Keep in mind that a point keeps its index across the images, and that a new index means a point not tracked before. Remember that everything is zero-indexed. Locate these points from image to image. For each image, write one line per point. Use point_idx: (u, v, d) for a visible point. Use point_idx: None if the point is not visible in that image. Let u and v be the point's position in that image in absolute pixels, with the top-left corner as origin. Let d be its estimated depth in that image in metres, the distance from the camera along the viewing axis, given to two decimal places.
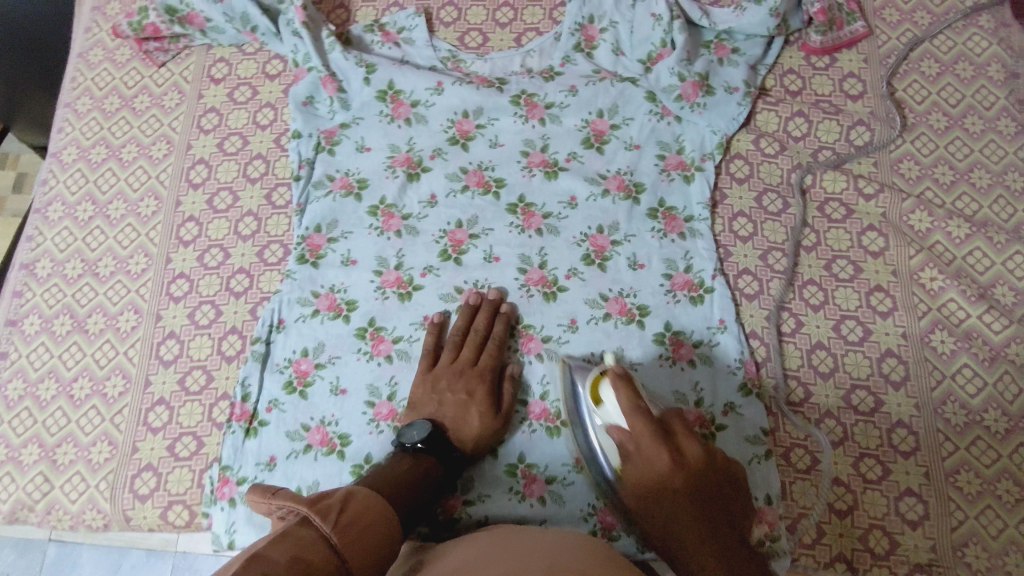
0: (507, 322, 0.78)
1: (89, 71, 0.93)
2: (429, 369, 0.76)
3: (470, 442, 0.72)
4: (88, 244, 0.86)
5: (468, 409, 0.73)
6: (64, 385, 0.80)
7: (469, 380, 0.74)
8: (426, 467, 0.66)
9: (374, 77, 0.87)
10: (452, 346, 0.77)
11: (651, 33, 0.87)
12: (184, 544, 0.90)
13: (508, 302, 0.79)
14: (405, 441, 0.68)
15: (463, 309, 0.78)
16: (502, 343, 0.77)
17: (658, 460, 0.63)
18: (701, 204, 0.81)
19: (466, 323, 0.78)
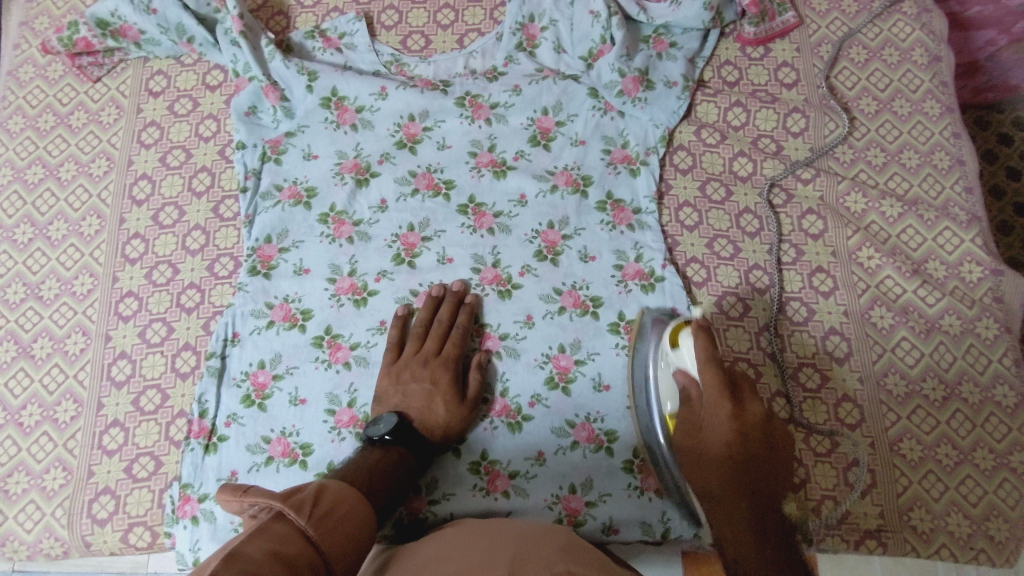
0: (470, 312, 0.79)
1: (21, 89, 0.90)
2: (393, 363, 0.76)
3: (438, 431, 0.72)
4: (29, 266, 0.83)
5: (433, 400, 0.73)
6: (12, 413, 0.78)
7: (434, 369, 0.74)
8: (395, 458, 0.67)
9: (317, 84, 0.86)
10: (415, 339, 0.77)
11: (591, 31, 0.87)
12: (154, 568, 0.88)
13: (472, 292, 0.80)
14: (373, 433, 0.68)
15: (426, 302, 0.79)
16: (466, 331, 0.77)
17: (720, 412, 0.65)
18: (647, 196, 0.83)
19: (429, 316, 0.78)
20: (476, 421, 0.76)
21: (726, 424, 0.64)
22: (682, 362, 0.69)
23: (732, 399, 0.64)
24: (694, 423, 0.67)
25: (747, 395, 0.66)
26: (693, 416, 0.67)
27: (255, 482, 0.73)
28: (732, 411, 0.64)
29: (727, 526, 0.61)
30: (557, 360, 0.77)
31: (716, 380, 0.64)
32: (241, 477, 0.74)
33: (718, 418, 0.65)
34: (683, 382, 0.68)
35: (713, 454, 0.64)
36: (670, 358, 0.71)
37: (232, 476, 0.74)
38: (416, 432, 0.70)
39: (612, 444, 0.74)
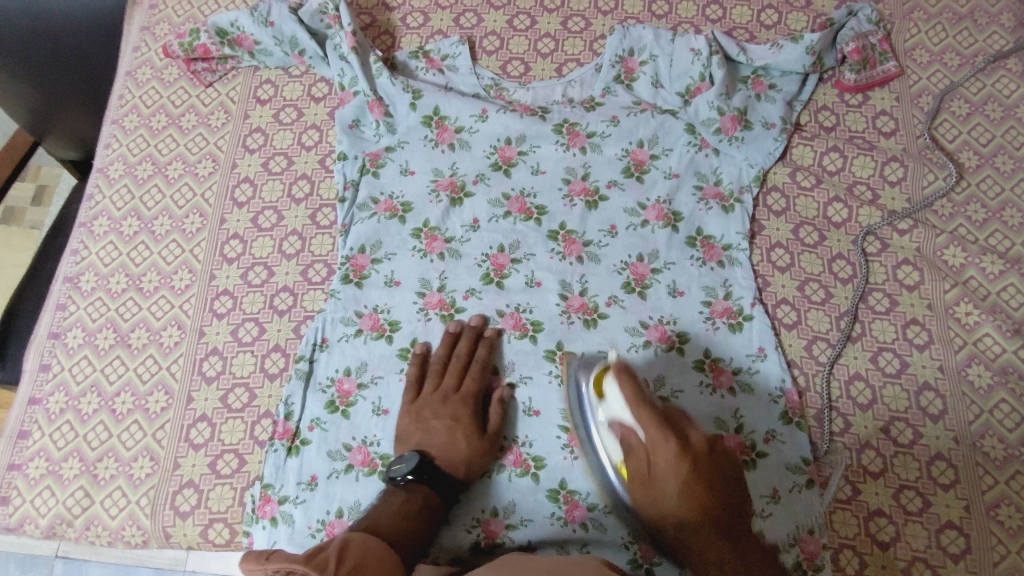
0: (490, 346, 0.79)
1: (137, 89, 0.95)
2: (415, 398, 0.77)
3: (461, 467, 0.72)
4: (133, 258, 0.86)
5: (455, 435, 0.73)
6: (106, 399, 0.80)
7: (454, 405, 0.75)
8: (419, 500, 0.68)
9: (420, 102, 0.89)
10: (435, 374, 0.78)
11: (689, 68, 0.89)
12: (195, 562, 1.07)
13: (498, 328, 0.81)
14: (396, 474, 0.70)
15: (443, 337, 0.80)
16: (485, 365, 0.78)
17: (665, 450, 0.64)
18: (740, 234, 0.83)
19: (447, 351, 0.79)
20: (500, 451, 0.76)
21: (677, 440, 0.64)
22: (614, 410, 0.70)
23: (694, 473, 0.64)
24: (656, 488, 0.66)
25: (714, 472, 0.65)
26: (652, 486, 0.66)
27: (333, 489, 0.74)
28: (685, 476, 0.64)
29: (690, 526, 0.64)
30: None
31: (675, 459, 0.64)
32: (320, 483, 0.74)
33: (671, 448, 0.64)
34: (621, 432, 0.69)
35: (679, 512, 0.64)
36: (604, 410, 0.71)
37: (312, 481, 0.74)
38: (440, 469, 0.71)
39: None
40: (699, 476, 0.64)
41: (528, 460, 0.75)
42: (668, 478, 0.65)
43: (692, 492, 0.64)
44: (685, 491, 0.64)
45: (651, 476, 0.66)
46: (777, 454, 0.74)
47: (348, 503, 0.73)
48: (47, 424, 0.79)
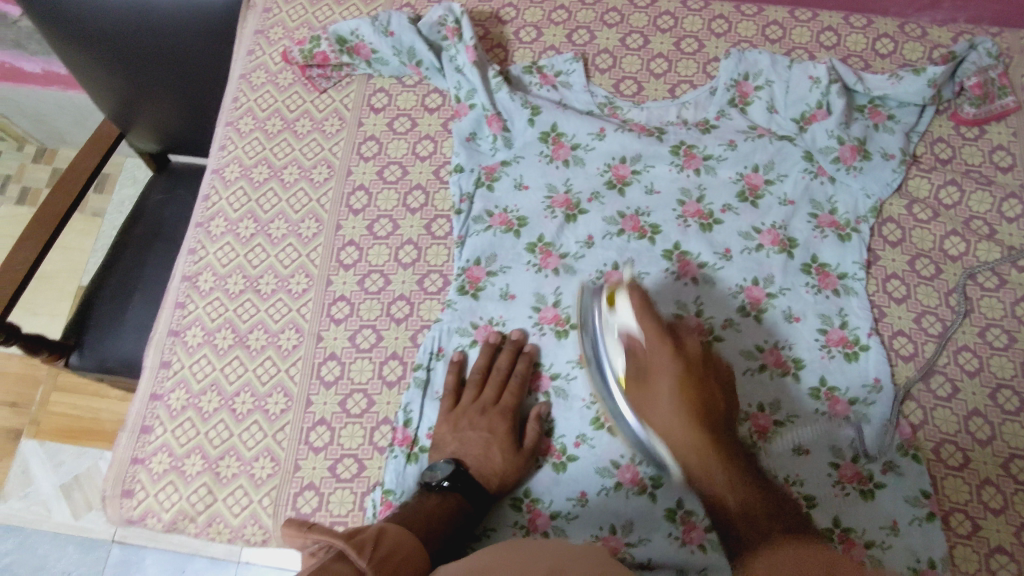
0: (529, 361, 0.80)
1: (252, 92, 0.96)
2: (452, 407, 0.78)
3: (495, 480, 0.73)
4: (250, 260, 0.87)
5: (490, 447, 0.74)
6: (226, 398, 0.81)
7: (492, 418, 0.76)
8: (452, 505, 0.69)
9: (538, 119, 0.90)
10: (474, 385, 0.79)
11: (807, 95, 0.89)
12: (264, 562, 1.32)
13: (531, 342, 0.82)
14: (431, 480, 0.71)
15: (483, 348, 0.81)
16: (524, 380, 0.79)
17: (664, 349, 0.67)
18: (856, 263, 0.84)
19: (487, 363, 0.80)
20: (533, 468, 0.77)
21: (681, 387, 0.65)
22: (623, 320, 0.71)
23: (696, 383, 0.66)
24: (654, 393, 0.67)
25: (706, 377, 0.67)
26: (651, 390, 0.67)
27: None
28: (679, 380, 0.66)
29: (716, 475, 0.62)
30: (755, 418, 0.78)
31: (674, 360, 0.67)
32: None
33: (671, 370, 0.66)
34: (628, 341, 0.70)
35: (692, 449, 0.64)
36: (614, 320, 0.73)
37: None
38: (475, 479, 0.72)
39: (810, 510, 0.74)
40: (693, 379, 0.66)
41: (644, 478, 0.75)
42: (666, 375, 0.66)
43: (692, 413, 0.65)
44: (679, 392, 0.65)
45: (653, 385, 0.67)
46: (896, 486, 0.74)
47: None
48: (170, 420, 0.81)
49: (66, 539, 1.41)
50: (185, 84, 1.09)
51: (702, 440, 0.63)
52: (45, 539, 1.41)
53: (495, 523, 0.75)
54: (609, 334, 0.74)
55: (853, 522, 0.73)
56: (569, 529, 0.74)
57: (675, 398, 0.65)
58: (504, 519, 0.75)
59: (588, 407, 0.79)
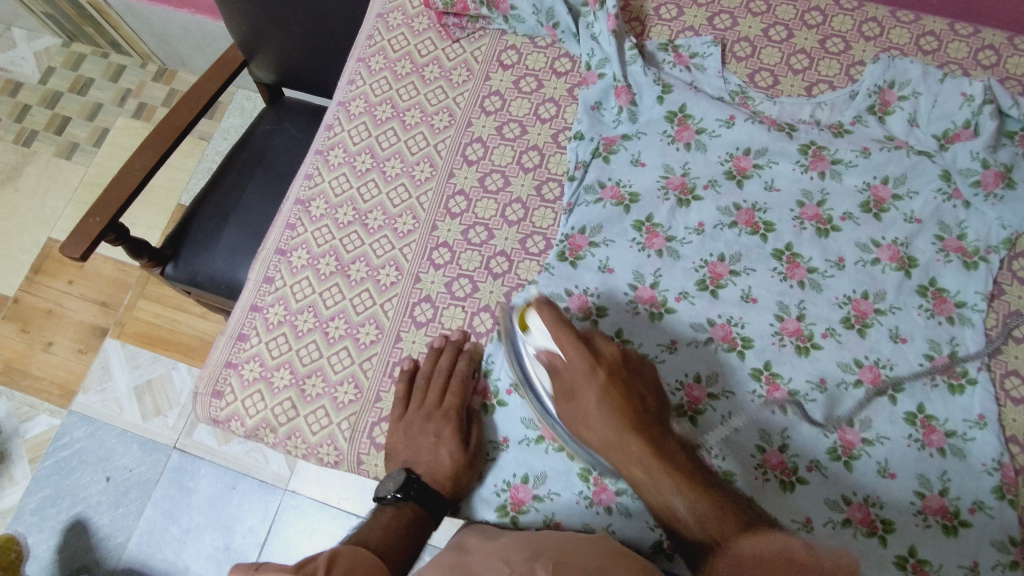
0: (470, 359, 0.80)
1: (387, 32, 0.99)
2: (400, 416, 0.77)
3: (449, 483, 0.73)
4: (362, 194, 0.90)
5: (439, 450, 0.73)
6: (321, 321, 0.84)
7: (437, 422, 0.75)
8: (407, 517, 0.71)
9: (668, 97, 0.89)
10: (419, 390, 0.78)
11: (955, 112, 0.85)
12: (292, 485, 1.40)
13: (570, 312, 0.82)
14: (386, 492, 0.73)
15: (428, 352, 0.80)
16: (464, 378, 0.78)
17: (594, 418, 0.66)
18: (978, 293, 0.80)
19: (432, 366, 0.79)
20: None
21: (608, 398, 0.66)
22: (540, 341, 0.70)
23: (615, 381, 0.67)
24: (582, 411, 0.67)
25: (628, 386, 0.67)
26: (579, 404, 0.67)
27: (522, 454, 0.76)
28: (605, 390, 0.66)
29: (638, 467, 0.63)
30: (843, 432, 0.76)
31: (597, 381, 0.67)
32: (512, 446, 0.76)
33: (596, 386, 0.66)
34: (547, 358, 0.70)
35: (612, 444, 0.65)
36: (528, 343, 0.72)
37: (504, 442, 0.77)
38: (426, 483, 0.73)
39: (887, 535, 0.71)
40: (611, 379, 0.67)
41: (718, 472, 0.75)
42: (592, 390, 0.66)
43: (617, 403, 0.66)
44: (609, 405, 0.65)
45: (583, 405, 0.67)
46: (982, 527, 0.71)
47: (535, 471, 0.75)
48: (266, 332, 0.84)
49: (131, 437, 1.48)
50: (319, 22, 1.13)
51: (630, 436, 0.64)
52: (112, 434, 1.49)
53: (563, 488, 0.74)
54: (532, 356, 0.73)
55: (930, 554, 0.70)
56: (634, 507, 0.72)
57: (603, 394, 0.66)
58: (570, 487, 0.74)
59: (672, 393, 0.78)
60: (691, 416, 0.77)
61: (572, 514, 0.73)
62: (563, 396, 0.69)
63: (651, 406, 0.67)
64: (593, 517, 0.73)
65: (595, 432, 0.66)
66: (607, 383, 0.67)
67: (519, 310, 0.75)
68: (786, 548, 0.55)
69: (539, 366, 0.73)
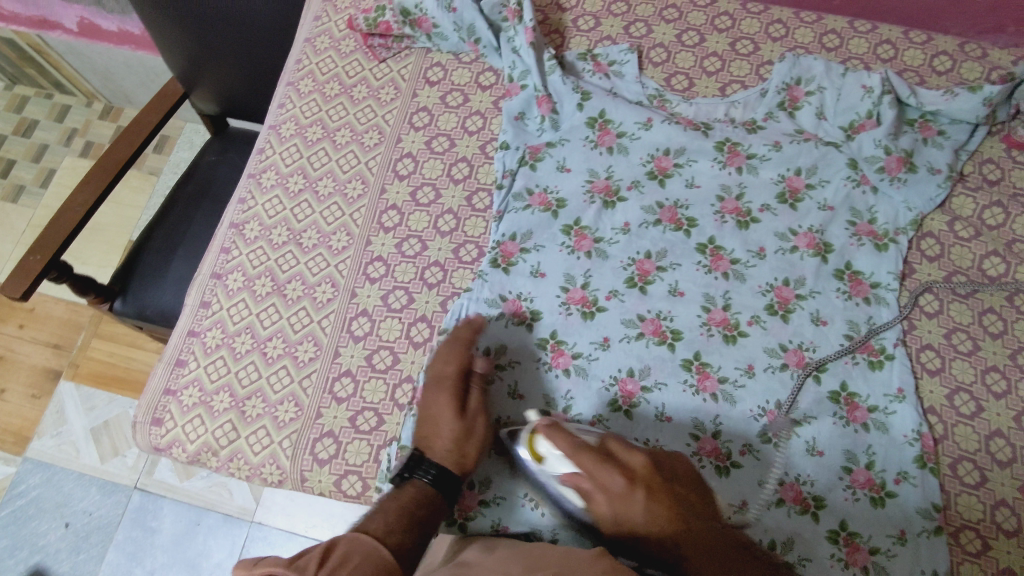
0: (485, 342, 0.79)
1: (316, 56, 1.01)
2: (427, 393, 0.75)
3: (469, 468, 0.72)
4: (296, 214, 0.92)
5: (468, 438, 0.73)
6: (259, 342, 0.84)
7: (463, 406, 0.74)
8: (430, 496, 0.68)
9: (588, 104, 0.92)
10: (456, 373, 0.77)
11: (858, 103, 0.89)
12: (260, 518, 1.39)
13: (505, 317, 0.83)
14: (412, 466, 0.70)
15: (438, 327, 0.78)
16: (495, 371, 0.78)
17: (613, 507, 0.62)
18: (890, 273, 0.83)
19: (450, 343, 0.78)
20: None
21: (669, 515, 0.61)
22: (556, 468, 0.67)
23: (648, 485, 0.63)
24: (625, 522, 0.62)
25: (660, 476, 0.64)
26: (627, 520, 0.62)
27: None
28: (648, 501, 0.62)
29: (672, 543, 0.61)
30: (772, 415, 0.78)
31: (652, 503, 0.62)
32: None
33: (638, 506, 0.61)
34: (573, 482, 0.65)
35: (674, 546, 0.61)
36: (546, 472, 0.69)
37: None
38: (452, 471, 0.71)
39: (819, 511, 0.73)
40: (636, 478, 0.63)
41: None
42: (640, 506, 0.62)
43: (671, 515, 0.61)
44: (647, 512, 0.61)
45: (628, 517, 0.62)
46: (908, 497, 0.73)
47: (481, 476, 0.77)
48: (203, 357, 0.84)
49: (89, 480, 1.44)
50: (249, 49, 1.13)
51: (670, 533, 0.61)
52: (70, 479, 1.45)
53: (507, 493, 0.76)
54: (552, 481, 0.69)
55: (860, 527, 0.72)
56: None
57: (649, 509, 0.61)
58: (514, 491, 0.76)
59: (606, 389, 0.80)
60: (627, 410, 0.79)
61: (518, 519, 0.75)
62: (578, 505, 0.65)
63: (688, 493, 0.64)
64: (539, 518, 0.74)
65: (632, 534, 0.62)
66: (648, 500, 0.62)
67: (526, 436, 0.70)
68: None
69: (563, 488, 0.68)
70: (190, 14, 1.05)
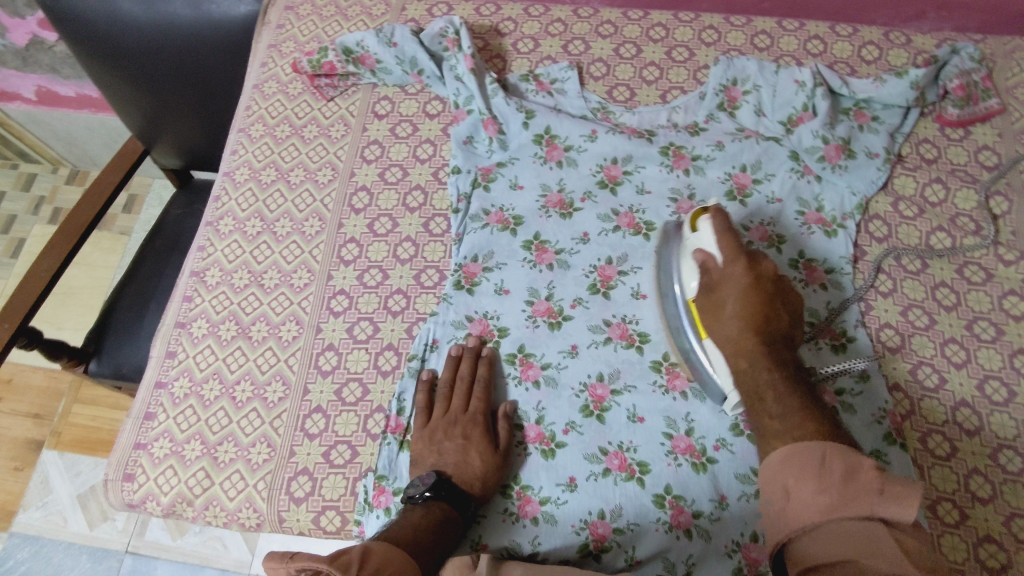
0: (489, 364, 0.81)
1: (264, 101, 1.03)
2: (425, 424, 0.78)
3: (477, 484, 0.73)
4: (256, 256, 0.92)
5: (469, 453, 0.74)
6: (227, 386, 0.84)
7: (465, 425, 0.76)
8: (437, 515, 0.67)
9: (533, 122, 0.94)
10: (442, 398, 0.79)
11: (793, 98, 0.93)
12: (255, 567, 1.37)
13: (472, 336, 0.83)
14: (414, 493, 0.70)
15: (447, 361, 0.81)
16: (488, 383, 0.79)
17: (725, 306, 0.71)
18: (842, 258, 0.85)
19: (452, 375, 0.80)
20: (519, 458, 0.77)
21: (746, 296, 0.70)
22: (703, 241, 0.75)
23: (761, 296, 0.70)
24: (716, 306, 0.72)
25: (778, 299, 0.71)
26: (717, 301, 0.72)
27: None
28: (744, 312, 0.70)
29: (744, 359, 0.68)
30: None
31: (743, 275, 0.71)
32: None
33: (741, 282, 0.71)
34: (700, 258, 0.75)
35: (739, 346, 0.69)
36: (691, 240, 0.78)
37: None
38: (457, 487, 0.71)
39: None
40: (759, 289, 0.70)
41: (632, 464, 0.75)
42: (732, 294, 0.71)
43: (752, 305, 0.70)
44: (745, 304, 0.70)
45: (719, 301, 0.72)
46: None
47: None
48: (172, 407, 0.84)
49: (78, 549, 1.41)
50: (203, 103, 1.15)
51: (754, 338, 0.68)
52: (58, 549, 1.42)
53: (487, 510, 0.75)
54: (684, 255, 0.78)
55: None
56: (558, 514, 0.74)
57: (741, 304, 0.70)
58: (493, 507, 0.75)
59: (577, 395, 0.80)
60: (599, 415, 0.78)
61: (499, 534, 0.74)
62: (700, 288, 0.74)
63: (783, 316, 0.70)
64: (520, 530, 0.74)
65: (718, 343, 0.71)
66: (741, 301, 0.70)
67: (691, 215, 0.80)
68: (854, 462, 0.57)
69: (683, 261, 0.78)
70: (142, 69, 1.07)
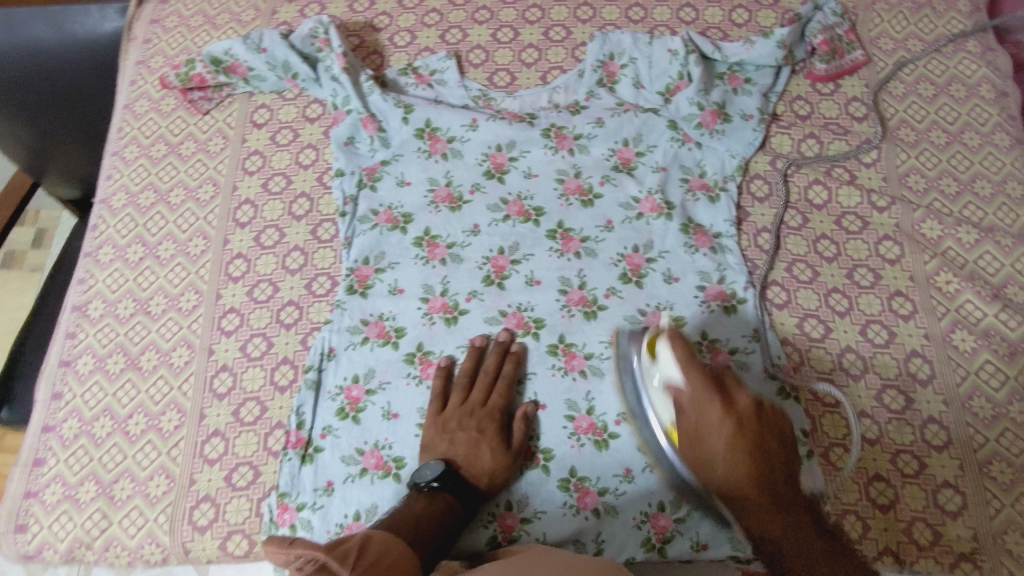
0: (516, 362, 0.79)
1: (136, 121, 0.99)
2: (440, 411, 0.76)
3: (484, 478, 0.72)
4: (140, 283, 0.89)
5: (479, 448, 0.73)
6: (119, 422, 0.81)
7: (481, 419, 0.75)
8: (441, 509, 0.68)
9: (412, 116, 0.93)
10: (460, 388, 0.78)
11: (668, 67, 0.93)
12: None
13: (369, 340, 0.82)
14: (420, 480, 0.70)
15: (436, 373, 0.79)
16: (512, 380, 0.78)
17: (714, 442, 0.65)
18: (727, 221, 0.86)
19: (474, 365, 0.79)
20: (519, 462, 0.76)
21: (732, 439, 0.64)
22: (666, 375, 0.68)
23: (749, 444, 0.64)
24: (702, 432, 0.66)
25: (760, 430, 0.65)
26: (698, 428, 0.66)
27: (344, 495, 0.74)
28: (732, 435, 0.64)
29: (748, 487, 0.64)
30: None
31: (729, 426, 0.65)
32: (336, 488, 0.75)
33: (721, 429, 0.64)
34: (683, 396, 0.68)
35: (738, 479, 0.64)
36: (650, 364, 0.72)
37: (328, 486, 0.75)
38: (462, 481, 0.71)
39: None
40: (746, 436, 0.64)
41: (536, 452, 0.76)
42: (715, 436, 0.65)
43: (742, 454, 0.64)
44: (735, 455, 0.64)
45: (703, 416, 0.66)
46: None
47: (365, 506, 0.73)
48: (63, 450, 0.81)
49: None
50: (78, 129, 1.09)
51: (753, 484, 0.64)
52: None
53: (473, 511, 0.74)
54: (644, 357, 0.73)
55: None
56: None
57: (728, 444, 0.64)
58: None
59: None
60: None
61: None
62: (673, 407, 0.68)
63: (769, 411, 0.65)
64: None
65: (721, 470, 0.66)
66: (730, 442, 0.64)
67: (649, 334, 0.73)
68: None
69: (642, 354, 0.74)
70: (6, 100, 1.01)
